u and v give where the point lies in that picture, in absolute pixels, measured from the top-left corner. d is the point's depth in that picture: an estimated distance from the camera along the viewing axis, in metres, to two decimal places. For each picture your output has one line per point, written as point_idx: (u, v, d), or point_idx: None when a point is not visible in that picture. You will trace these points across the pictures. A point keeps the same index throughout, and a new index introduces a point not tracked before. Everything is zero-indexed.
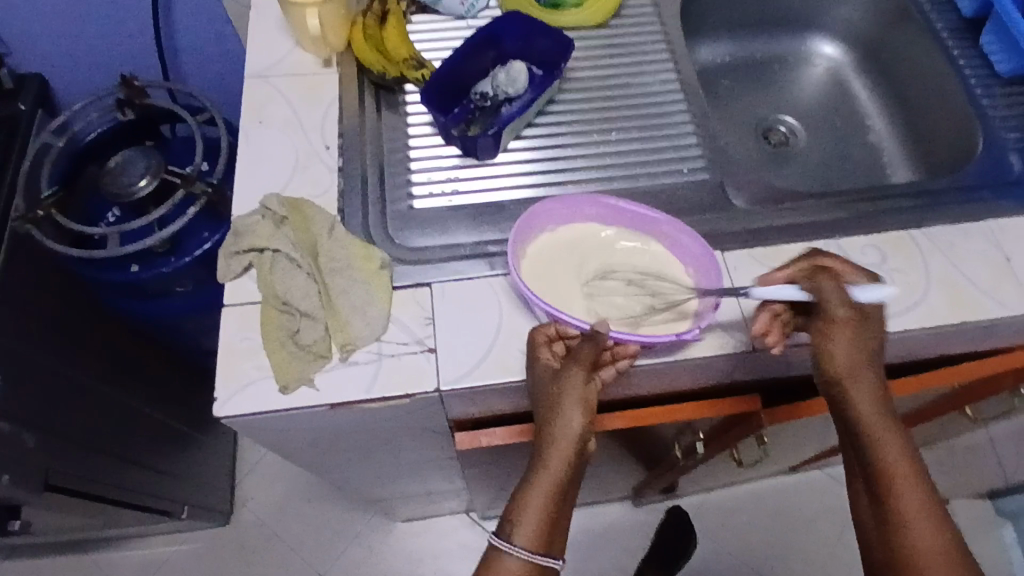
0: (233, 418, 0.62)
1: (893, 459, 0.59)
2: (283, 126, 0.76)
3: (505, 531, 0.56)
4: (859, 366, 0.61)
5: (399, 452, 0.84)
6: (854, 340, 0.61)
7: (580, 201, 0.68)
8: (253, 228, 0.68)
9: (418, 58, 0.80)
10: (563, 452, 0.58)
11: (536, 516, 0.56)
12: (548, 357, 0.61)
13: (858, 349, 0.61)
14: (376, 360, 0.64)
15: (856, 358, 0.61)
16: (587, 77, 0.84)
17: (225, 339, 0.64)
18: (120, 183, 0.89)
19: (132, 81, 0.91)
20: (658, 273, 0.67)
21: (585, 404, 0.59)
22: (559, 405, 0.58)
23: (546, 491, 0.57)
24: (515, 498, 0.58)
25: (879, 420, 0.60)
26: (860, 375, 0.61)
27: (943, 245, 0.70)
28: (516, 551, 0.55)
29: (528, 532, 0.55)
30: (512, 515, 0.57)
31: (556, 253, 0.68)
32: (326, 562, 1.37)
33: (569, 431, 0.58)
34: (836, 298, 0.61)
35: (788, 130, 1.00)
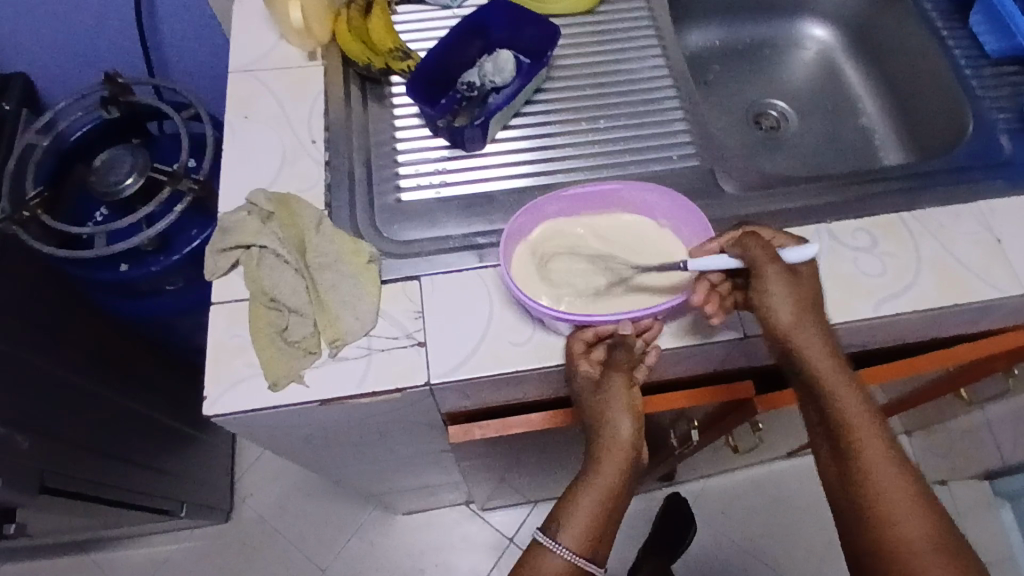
0: (223, 416, 0.61)
1: (856, 412, 0.58)
2: (268, 121, 0.76)
3: (551, 530, 0.57)
4: (804, 318, 0.59)
5: (394, 446, 0.84)
6: (792, 295, 0.59)
7: (540, 203, 0.66)
8: (240, 224, 0.67)
9: (404, 49, 0.79)
10: (615, 459, 0.58)
11: (582, 516, 0.57)
12: (587, 369, 0.61)
13: (801, 304, 0.59)
14: (366, 355, 0.63)
15: (805, 313, 0.59)
16: (575, 66, 0.83)
17: (214, 337, 0.63)
18: (106, 182, 0.88)
19: (116, 78, 0.89)
20: (624, 240, 0.67)
21: (635, 410, 0.59)
22: (605, 416, 0.59)
23: (594, 493, 0.57)
24: (561, 501, 0.59)
25: (837, 374, 0.59)
26: (809, 330, 0.59)
27: (934, 227, 0.70)
28: (562, 551, 0.56)
29: (576, 534, 0.57)
30: (558, 517, 0.58)
31: (546, 256, 0.65)
32: (327, 557, 1.37)
33: (621, 438, 0.59)
34: (764, 255, 0.59)
35: (779, 115, 0.99)
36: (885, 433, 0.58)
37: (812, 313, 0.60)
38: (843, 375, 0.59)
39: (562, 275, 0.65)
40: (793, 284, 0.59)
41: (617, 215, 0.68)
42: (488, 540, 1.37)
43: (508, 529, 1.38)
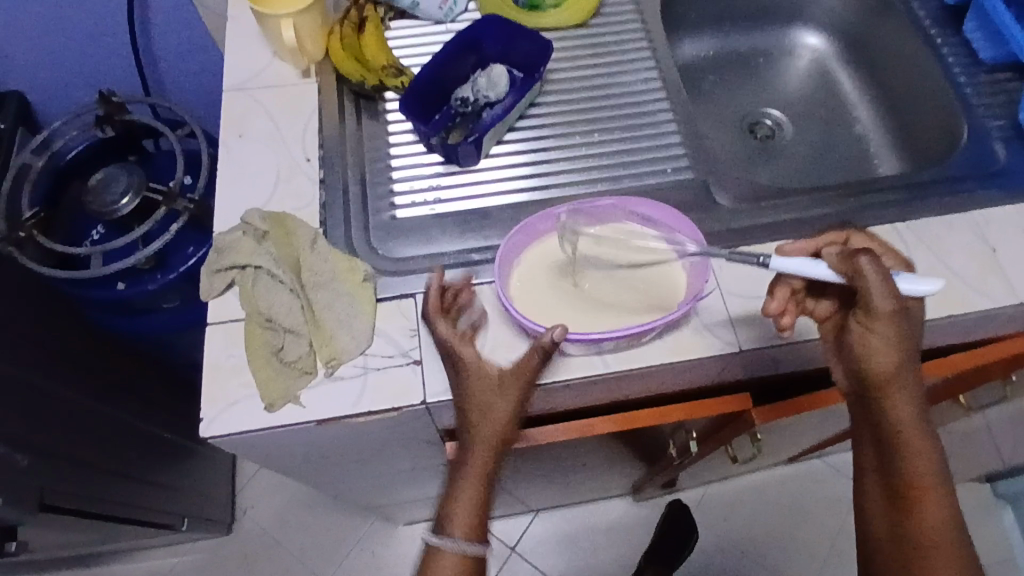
0: (220, 438, 0.61)
1: (926, 475, 0.56)
2: (261, 139, 0.76)
3: (442, 531, 0.58)
4: (902, 367, 0.55)
5: (392, 461, 0.84)
6: (906, 339, 0.55)
7: (532, 221, 0.66)
8: (234, 244, 0.67)
9: (397, 65, 0.79)
10: (488, 444, 0.58)
11: (468, 509, 0.58)
12: (471, 350, 0.59)
13: (907, 352, 0.55)
14: (362, 374, 0.63)
15: (906, 364, 0.55)
16: (569, 79, 0.84)
17: (210, 358, 0.63)
18: (102, 202, 0.88)
19: (109, 97, 0.91)
20: (615, 252, 0.66)
21: (514, 390, 0.58)
22: (470, 402, 0.58)
23: (475, 482, 0.58)
24: (446, 496, 0.59)
25: (921, 436, 0.56)
26: (906, 383, 0.56)
27: (928, 238, 0.70)
28: (449, 542, 0.57)
29: (461, 523, 0.58)
30: (446, 514, 0.59)
31: (540, 275, 0.66)
32: (329, 568, 1.37)
33: (496, 421, 0.58)
34: (887, 289, 0.53)
35: (774, 124, 0.99)
36: (947, 494, 0.56)
37: (910, 363, 0.55)
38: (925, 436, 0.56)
39: (558, 291, 0.65)
40: (901, 327, 0.54)
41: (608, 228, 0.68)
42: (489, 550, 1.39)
43: (508, 538, 1.40)
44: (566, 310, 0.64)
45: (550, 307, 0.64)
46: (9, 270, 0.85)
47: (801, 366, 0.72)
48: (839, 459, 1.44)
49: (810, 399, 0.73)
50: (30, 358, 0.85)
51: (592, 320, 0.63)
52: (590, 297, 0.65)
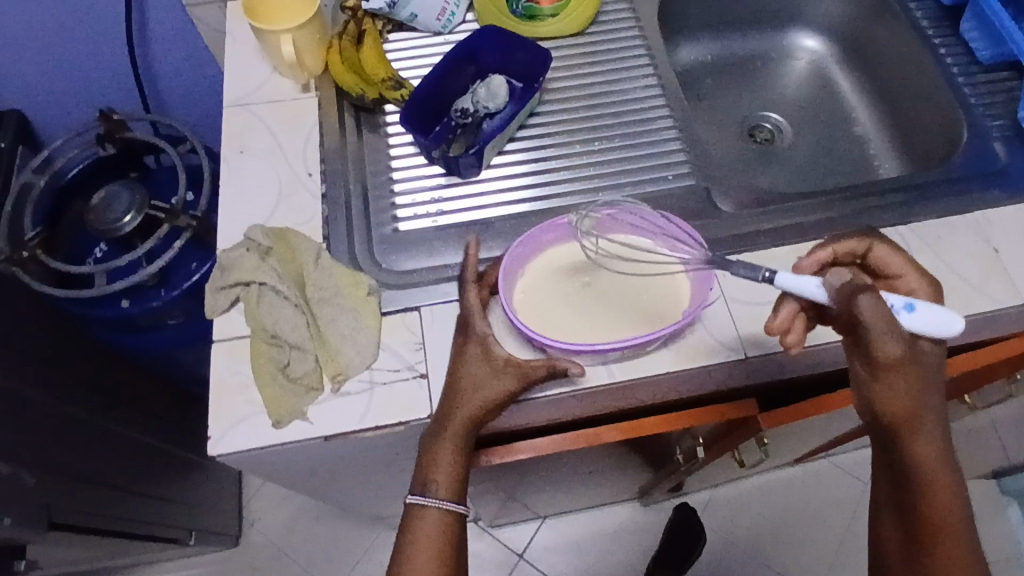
0: (228, 455, 0.61)
1: (947, 513, 0.58)
2: (263, 155, 0.76)
3: (420, 489, 0.59)
4: (921, 407, 0.55)
5: (399, 473, 0.84)
6: (923, 381, 0.55)
7: (536, 231, 0.66)
8: (238, 261, 0.67)
9: (396, 78, 0.79)
10: (471, 413, 0.59)
11: (445, 472, 0.59)
12: (481, 325, 0.61)
13: (925, 394, 0.55)
14: (368, 388, 0.63)
15: (925, 406, 0.55)
16: (568, 88, 0.84)
17: (216, 376, 0.63)
18: (105, 221, 0.88)
19: (111, 115, 0.91)
20: (619, 260, 0.66)
21: (509, 372, 0.59)
22: (459, 371, 0.60)
23: (452, 447, 0.59)
24: (424, 457, 0.60)
25: (939, 471, 0.57)
26: (924, 424, 0.56)
27: (931, 240, 0.70)
28: (432, 502, 0.59)
29: (443, 484, 0.59)
30: (424, 475, 0.60)
31: (545, 286, 0.66)
32: None
33: (483, 394, 0.59)
34: (885, 332, 0.52)
35: (773, 127, 0.99)
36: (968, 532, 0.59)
37: (930, 403, 0.55)
38: (943, 470, 0.57)
39: (562, 298, 0.65)
40: (915, 369, 0.54)
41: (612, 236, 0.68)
42: (497, 557, 1.39)
43: (516, 545, 1.40)
44: (564, 319, 0.64)
45: (550, 314, 0.64)
46: (13, 291, 0.85)
47: (807, 371, 0.72)
48: (846, 459, 1.43)
49: (815, 403, 0.72)
50: (35, 377, 0.85)
51: (589, 333, 0.63)
52: (592, 306, 0.64)
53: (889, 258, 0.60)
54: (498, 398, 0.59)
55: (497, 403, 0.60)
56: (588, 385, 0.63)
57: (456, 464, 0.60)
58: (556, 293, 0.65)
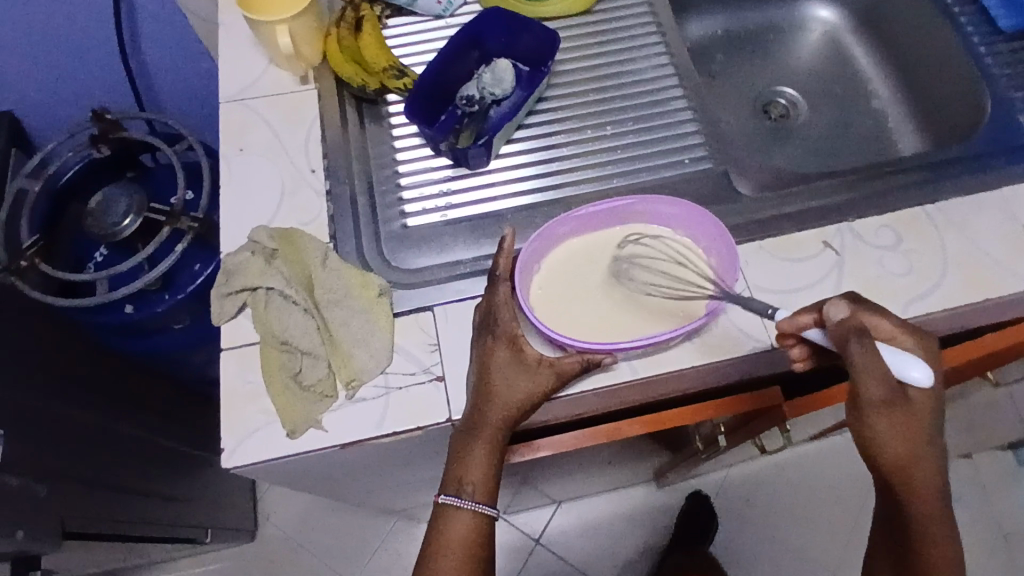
0: (243, 467, 0.60)
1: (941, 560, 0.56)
2: (264, 152, 0.73)
3: (453, 490, 0.57)
4: (912, 452, 0.54)
5: (416, 470, 0.82)
6: (918, 426, 0.54)
7: (552, 224, 0.63)
8: (243, 265, 0.65)
9: (399, 66, 0.76)
10: (506, 415, 0.57)
11: (479, 473, 0.57)
12: (508, 319, 0.59)
13: (920, 439, 0.54)
14: (383, 394, 0.61)
15: (921, 452, 0.54)
16: (576, 70, 0.80)
17: (227, 384, 0.62)
18: (104, 226, 0.86)
19: (103, 114, 0.88)
20: (638, 251, 0.64)
21: (543, 373, 0.57)
22: (490, 370, 0.57)
23: (485, 448, 0.57)
24: (453, 458, 0.58)
25: (936, 518, 0.56)
26: (916, 471, 0.55)
27: (958, 219, 0.67)
28: (466, 505, 0.56)
29: (475, 487, 0.57)
30: (456, 476, 0.57)
31: (563, 282, 0.63)
32: (355, 569, 1.37)
33: (517, 392, 0.57)
34: (875, 378, 0.52)
35: (788, 103, 0.95)
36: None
37: (923, 450, 0.54)
38: (940, 516, 0.56)
39: (573, 282, 0.63)
40: (909, 415, 0.54)
41: (628, 226, 0.66)
42: (513, 542, 1.39)
43: (532, 530, 1.39)
44: (555, 306, 0.62)
45: (552, 295, 0.63)
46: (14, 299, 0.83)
47: None
48: None
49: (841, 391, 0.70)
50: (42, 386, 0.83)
51: (571, 331, 0.61)
52: (594, 300, 0.62)
53: (878, 327, 0.56)
54: (533, 398, 0.57)
55: (530, 402, 0.57)
56: (607, 381, 0.61)
57: (488, 466, 0.57)
58: (574, 290, 0.63)
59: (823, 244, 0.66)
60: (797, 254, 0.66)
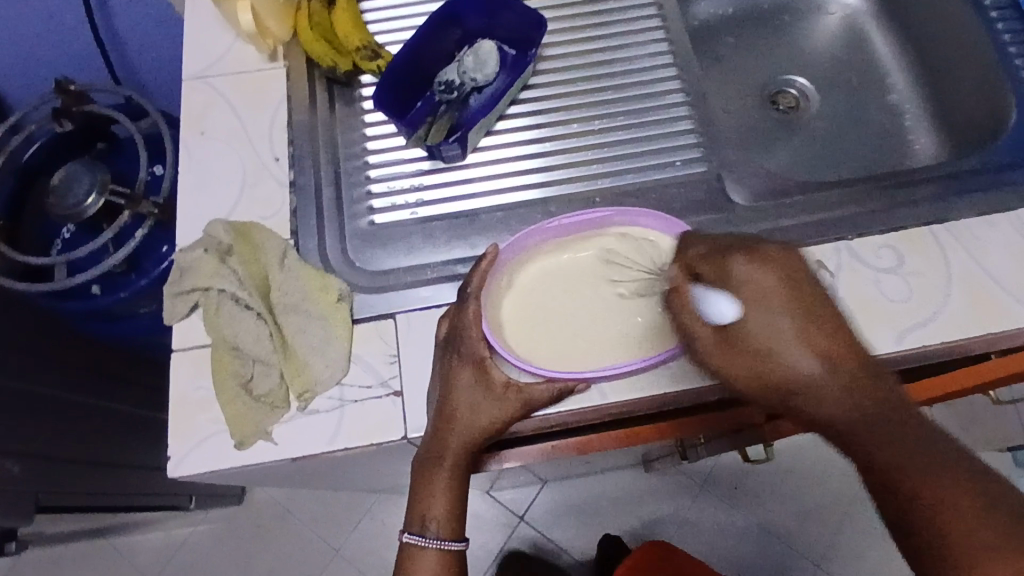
0: (191, 476, 0.57)
1: (880, 451, 0.45)
2: (225, 137, 0.68)
3: (417, 528, 0.57)
4: (767, 364, 0.49)
5: (381, 470, 0.79)
6: (756, 339, 0.49)
7: (522, 235, 0.59)
8: (196, 265, 0.61)
9: (372, 45, 0.71)
10: (467, 444, 0.55)
11: (443, 509, 0.56)
12: (476, 342, 0.55)
13: (772, 347, 0.48)
14: (337, 407, 0.58)
15: (789, 360, 0.48)
16: (566, 55, 0.74)
17: (177, 390, 0.59)
18: (65, 205, 0.82)
19: (67, 86, 0.82)
20: (627, 267, 0.60)
21: (509, 399, 0.55)
22: (451, 397, 0.55)
23: (447, 483, 0.56)
24: (415, 494, 0.57)
25: (858, 423, 0.46)
26: (787, 375, 0.48)
27: (968, 239, 0.61)
28: (430, 544, 0.56)
29: (440, 523, 0.56)
30: (420, 513, 0.57)
31: (531, 294, 0.60)
32: (341, 536, 1.26)
33: (480, 421, 0.55)
34: (689, 323, 0.53)
35: (799, 93, 0.87)
36: (929, 469, 0.44)
37: (776, 355, 0.48)
38: (875, 414, 0.46)
39: (588, 280, 0.60)
40: (738, 333, 0.50)
41: (611, 237, 0.61)
42: (497, 518, 1.27)
43: (517, 507, 1.27)
44: (541, 295, 0.59)
45: (550, 286, 0.60)
46: None
47: None
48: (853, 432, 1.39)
49: None
50: None
51: (511, 338, 0.58)
52: (576, 312, 0.59)
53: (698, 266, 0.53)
54: (497, 425, 0.55)
55: (494, 429, 0.55)
56: (578, 406, 0.57)
57: (451, 498, 0.57)
58: (540, 304, 0.59)
59: (817, 263, 0.61)
60: None
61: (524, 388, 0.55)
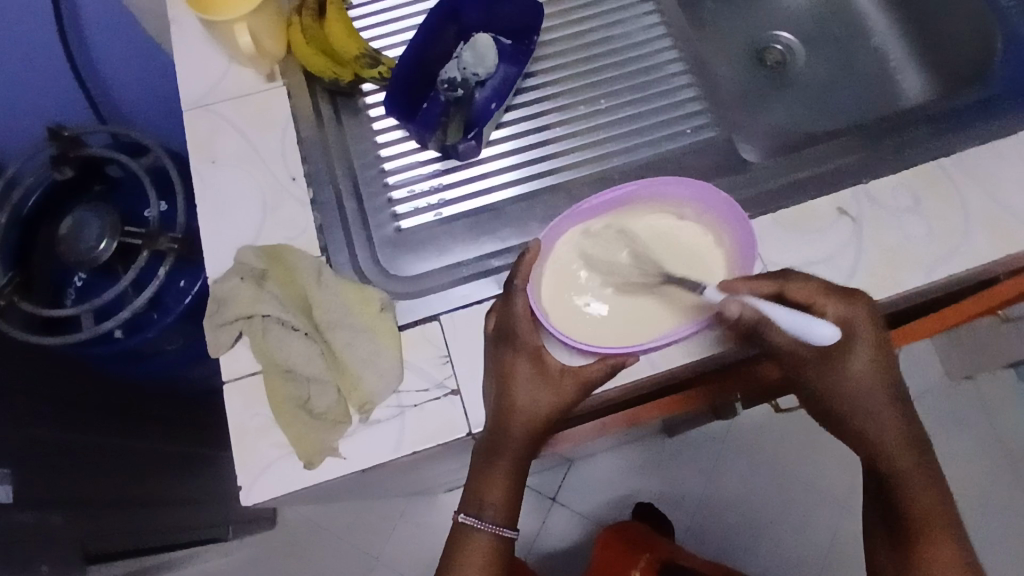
0: (262, 501, 0.57)
1: (909, 478, 0.56)
2: (238, 162, 0.68)
3: (474, 510, 0.58)
4: (845, 391, 0.57)
5: (428, 473, 0.80)
6: (847, 375, 0.56)
7: (557, 223, 0.60)
8: (234, 293, 0.61)
9: (370, 53, 0.71)
10: (529, 431, 0.56)
11: (500, 495, 0.57)
12: (530, 332, 0.56)
13: (861, 385, 0.56)
14: (398, 413, 0.59)
15: (867, 403, 0.56)
16: (562, 39, 0.76)
17: (234, 419, 0.59)
18: (78, 251, 0.84)
19: (60, 132, 0.84)
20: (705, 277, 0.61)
21: (567, 384, 0.56)
22: (511, 388, 0.56)
23: (507, 468, 0.57)
24: (474, 478, 0.58)
25: (899, 454, 0.56)
26: (859, 401, 0.56)
27: (979, 170, 0.63)
28: (485, 527, 0.57)
29: (496, 510, 0.57)
30: (478, 495, 0.58)
31: (656, 233, 0.63)
32: (379, 543, 1.26)
33: (541, 407, 0.56)
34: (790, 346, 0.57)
35: (785, 48, 0.89)
36: (937, 499, 0.55)
37: (854, 387, 0.56)
38: (915, 465, 0.56)
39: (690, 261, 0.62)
40: (848, 369, 0.56)
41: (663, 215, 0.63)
42: (529, 503, 1.19)
43: (548, 489, 1.20)
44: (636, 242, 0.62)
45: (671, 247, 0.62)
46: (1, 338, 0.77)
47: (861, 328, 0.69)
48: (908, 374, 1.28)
49: None
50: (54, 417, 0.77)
51: (556, 275, 0.61)
52: (642, 270, 0.61)
53: (802, 292, 0.55)
54: (557, 411, 0.56)
55: (554, 414, 0.57)
56: (631, 379, 0.59)
57: (510, 485, 0.58)
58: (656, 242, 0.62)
59: (838, 211, 0.63)
60: (813, 226, 0.63)
61: (585, 371, 0.55)
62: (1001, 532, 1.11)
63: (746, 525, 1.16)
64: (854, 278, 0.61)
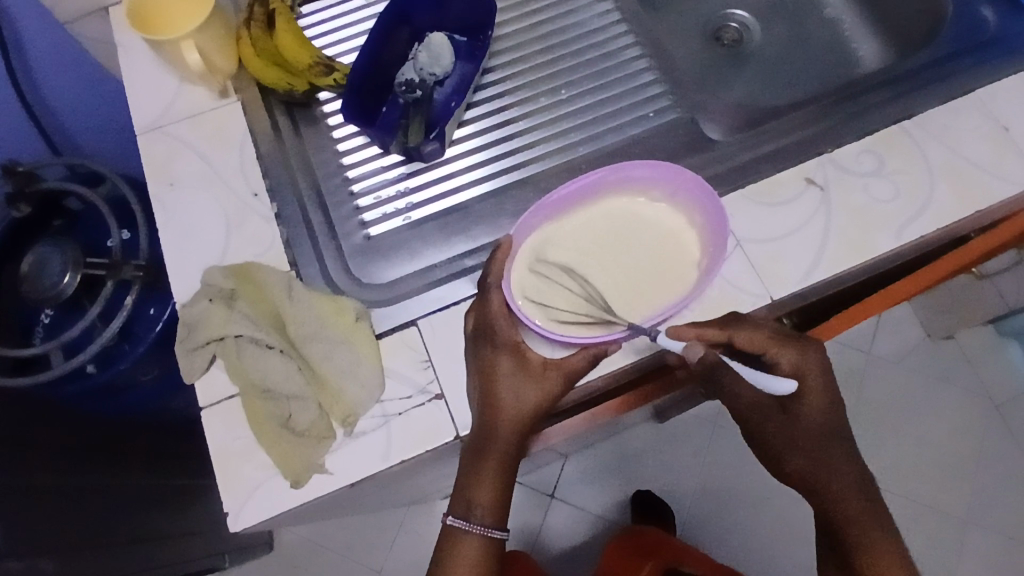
0: (250, 526, 0.56)
1: (848, 518, 0.55)
2: (197, 182, 0.66)
3: (462, 512, 0.57)
4: (801, 442, 0.55)
5: (419, 482, 0.78)
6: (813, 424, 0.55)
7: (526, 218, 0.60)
8: (204, 316, 0.60)
9: (324, 61, 0.69)
10: (514, 428, 0.55)
11: (488, 497, 0.56)
12: (508, 327, 0.56)
13: (818, 436, 0.55)
14: (383, 423, 0.58)
15: (818, 451, 0.55)
16: (518, 32, 0.75)
17: (215, 444, 0.57)
18: (43, 287, 0.81)
19: (14, 168, 0.83)
20: (676, 262, 0.60)
21: (551, 377, 0.55)
22: (495, 387, 0.55)
23: (495, 467, 0.56)
24: (462, 480, 0.57)
25: (843, 499, 0.55)
26: (817, 451, 0.55)
27: (938, 129, 0.64)
28: (474, 530, 0.56)
29: (485, 511, 0.56)
30: (466, 497, 0.57)
31: (632, 217, 0.62)
32: (380, 556, 1.24)
33: (526, 402, 0.55)
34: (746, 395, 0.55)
35: (740, 26, 0.89)
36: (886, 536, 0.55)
37: (812, 432, 0.55)
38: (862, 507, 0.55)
39: (665, 257, 0.61)
40: (804, 420, 0.55)
41: (630, 197, 0.63)
42: (527, 502, 1.19)
43: (545, 486, 1.19)
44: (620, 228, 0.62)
45: (646, 234, 0.62)
46: None
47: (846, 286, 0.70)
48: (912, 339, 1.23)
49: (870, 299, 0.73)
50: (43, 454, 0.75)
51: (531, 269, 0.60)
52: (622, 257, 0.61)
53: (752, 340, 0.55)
54: (542, 406, 0.56)
55: (540, 409, 0.56)
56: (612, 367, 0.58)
57: (498, 485, 0.57)
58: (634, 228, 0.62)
59: (806, 181, 0.63)
60: (782, 197, 0.63)
61: (569, 362, 0.55)
62: (995, 485, 1.12)
63: (745, 503, 1.16)
64: (826, 247, 0.61)
